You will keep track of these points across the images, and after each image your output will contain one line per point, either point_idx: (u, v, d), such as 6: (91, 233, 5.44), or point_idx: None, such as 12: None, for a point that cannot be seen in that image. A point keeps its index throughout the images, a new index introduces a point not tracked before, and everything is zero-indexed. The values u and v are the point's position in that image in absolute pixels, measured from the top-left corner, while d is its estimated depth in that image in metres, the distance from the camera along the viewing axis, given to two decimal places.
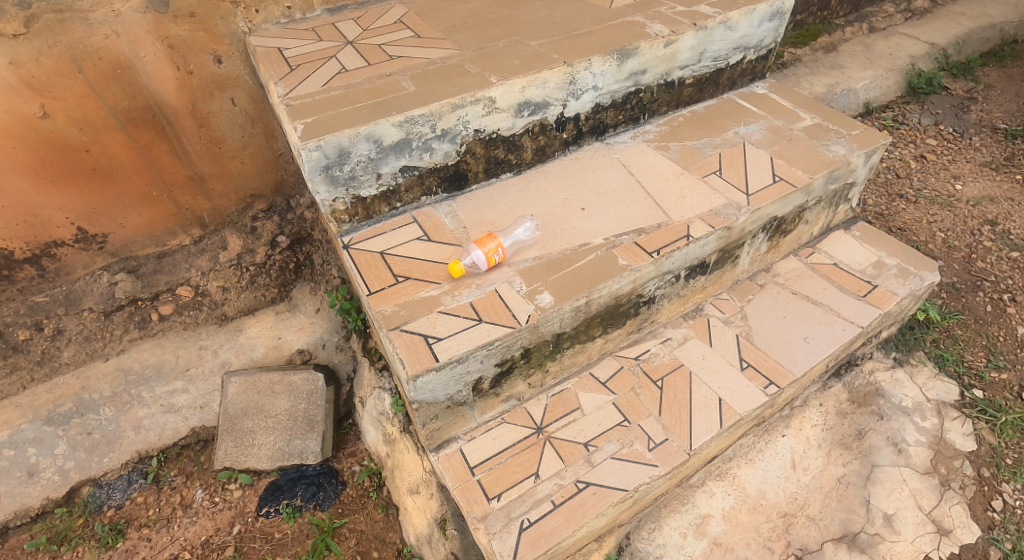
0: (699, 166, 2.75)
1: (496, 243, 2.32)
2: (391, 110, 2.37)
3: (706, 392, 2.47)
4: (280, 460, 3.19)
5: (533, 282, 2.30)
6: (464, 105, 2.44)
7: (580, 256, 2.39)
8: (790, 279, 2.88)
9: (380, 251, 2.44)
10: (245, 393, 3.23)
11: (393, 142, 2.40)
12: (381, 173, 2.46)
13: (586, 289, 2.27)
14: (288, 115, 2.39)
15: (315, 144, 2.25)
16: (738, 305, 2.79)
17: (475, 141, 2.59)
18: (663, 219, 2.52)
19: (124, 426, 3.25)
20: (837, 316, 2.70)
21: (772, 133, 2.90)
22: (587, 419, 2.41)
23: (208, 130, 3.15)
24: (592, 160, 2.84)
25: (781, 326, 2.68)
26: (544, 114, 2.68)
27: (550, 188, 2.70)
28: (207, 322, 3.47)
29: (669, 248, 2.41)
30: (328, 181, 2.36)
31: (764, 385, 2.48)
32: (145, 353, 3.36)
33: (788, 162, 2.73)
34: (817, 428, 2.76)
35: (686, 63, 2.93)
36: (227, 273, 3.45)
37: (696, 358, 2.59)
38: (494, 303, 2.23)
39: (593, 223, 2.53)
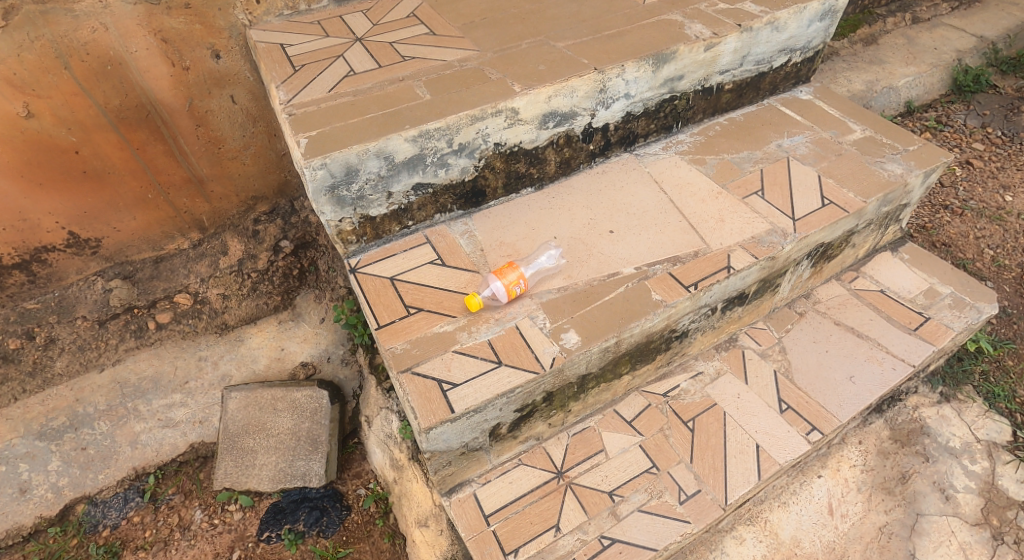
0: (739, 184, 2.51)
1: (519, 274, 2.11)
2: (403, 123, 2.14)
3: (742, 437, 2.28)
4: (283, 482, 3.04)
5: (557, 318, 2.09)
6: (484, 117, 2.21)
7: (608, 289, 2.18)
8: (833, 307, 2.66)
9: (391, 277, 2.24)
10: (246, 409, 3.07)
11: (405, 158, 2.17)
12: (392, 191, 2.24)
13: (616, 328, 2.07)
14: (290, 126, 2.16)
15: (320, 162, 2.03)
16: (776, 336, 2.58)
17: (495, 155, 2.35)
18: (701, 246, 2.29)
19: (120, 441, 3.10)
20: (886, 353, 2.48)
21: (819, 147, 2.65)
22: (612, 464, 2.24)
23: (206, 129, 2.92)
24: (620, 175, 2.60)
25: (824, 361, 2.47)
26: (571, 125, 2.44)
27: (576, 206, 2.48)
28: (207, 331, 3.28)
29: (708, 281, 2.18)
30: (335, 201, 2.15)
31: (805, 430, 2.28)
32: (142, 364, 3.19)
33: (838, 182, 2.48)
34: (857, 471, 2.57)
35: (726, 67, 2.66)
36: (227, 280, 3.26)
37: (731, 398, 2.39)
38: (515, 343, 2.03)
39: (622, 248, 2.30)
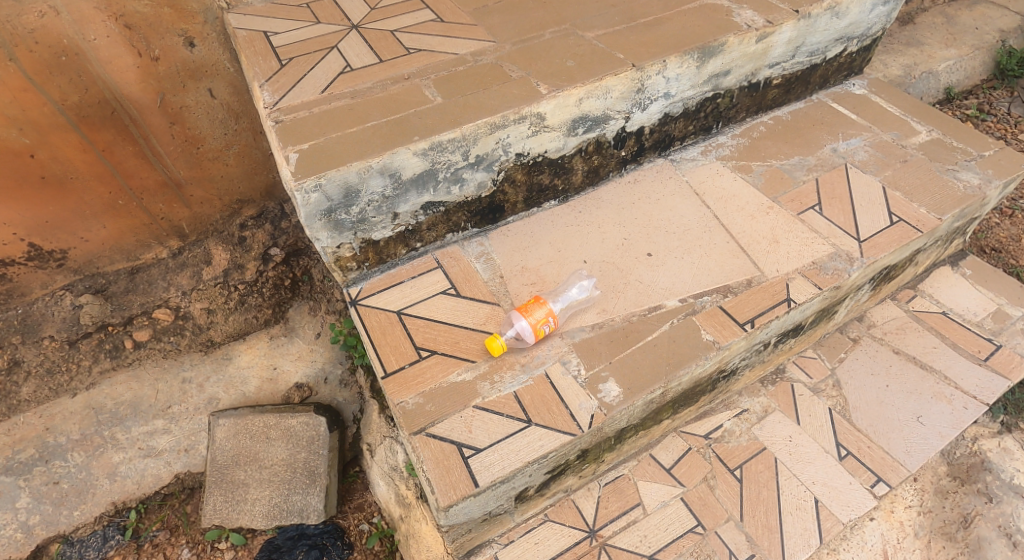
0: (793, 198, 2.21)
1: (548, 312, 1.80)
2: (412, 133, 1.81)
3: (798, 490, 2.06)
4: (278, 518, 2.76)
5: (593, 364, 1.81)
6: (506, 124, 1.88)
7: (650, 326, 1.88)
8: (889, 332, 2.41)
9: (398, 311, 1.94)
10: (236, 438, 2.78)
11: (414, 174, 1.84)
12: (398, 212, 1.92)
13: (662, 377, 1.78)
14: (276, 136, 1.81)
15: (315, 182, 1.70)
16: (830, 368, 2.33)
17: (517, 166, 2.02)
18: (754, 274, 2.00)
19: (97, 473, 2.80)
20: (954, 389, 2.26)
21: (880, 152, 2.33)
22: (651, 521, 2.01)
23: (182, 127, 2.53)
24: (655, 185, 2.27)
25: (886, 399, 2.24)
26: (602, 130, 2.11)
27: (607, 222, 2.16)
28: (190, 349, 2.94)
29: (766, 317, 1.89)
30: (332, 225, 1.83)
31: (870, 482, 2.07)
32: (119, 388, 2.86)
33: (906, 195, 2.18)
34: (914, 512, 2.32)
35: (777, 60, 2.32)
36: (211, 293, 2.88)
37: (782, 441, 2.16)
38: (546, 397, 1.74)
39: (663, 276, 2.01)
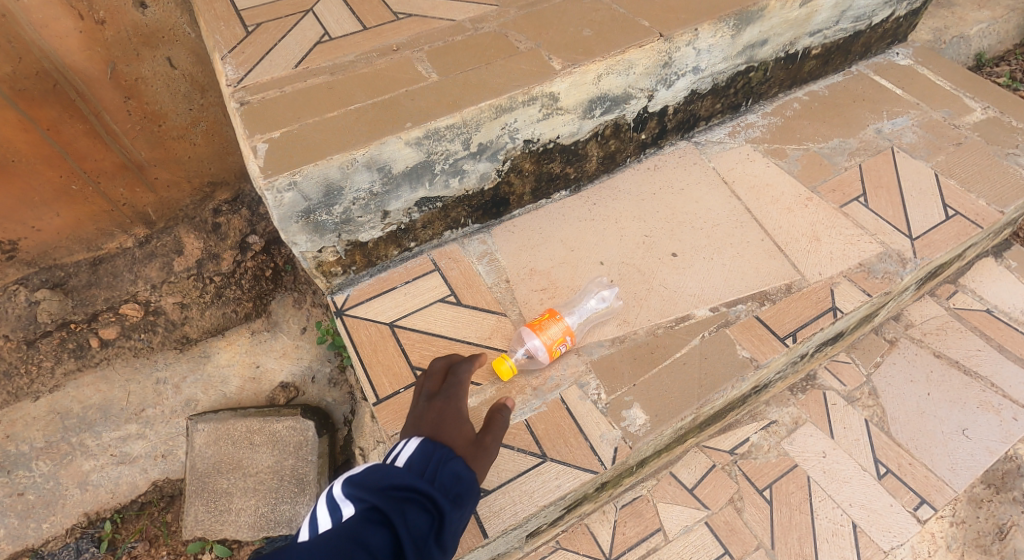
0: (834, 187, 1.96)
1: (565, 330, 1.57)
2: (403, 118, 1.52)
3: (835, 513, 1.88)
4: (266, 530, 2.36)
5: (614, 386, 1.60)
6: (513, 107, 1.61)
7: (677, 343, 1.66)
8: (929, 332, 2.21)
9: (391, 323, 1.70)
10: (217, 445, 2.39)
11: (406, 167, 1.57)
12: (389, 210, 1.65)
13: (694, 402, 1.57)
14: (240, 121, 1.50)
15: (289, 180, 1.43)
16: (864, 375, 2.13)
17: (524, 155, 1.75)
18: (794, 277, 1.78)
19: (66, 483, 2.39)
20: (1002, 398, 2.09)
21: (930, 133, 2.08)
22: (674, 549, 1.83)
23: (139, 101, 2.07)
24: (679, 172, 2.00)
25: (927, 410, 2.06)
26: (622, 110, 1.84)
27: (626, 215, 1.91)
28: (164, 348, 2.52)
29: (809, 330, 1.69)
30: (311, 228, 1.56)
31: (913, 503, 1.90)
32: (87, 391, 2.45)
33: (963, 184, 1.95)
34: (943, 520, 1.91)
35: (819, 27, 2.04)
36: (185, 285, 2.46)
37: (815, 458, 1.97)
38: (562, 427, 1.54)
39: (691, 280, 1.77)
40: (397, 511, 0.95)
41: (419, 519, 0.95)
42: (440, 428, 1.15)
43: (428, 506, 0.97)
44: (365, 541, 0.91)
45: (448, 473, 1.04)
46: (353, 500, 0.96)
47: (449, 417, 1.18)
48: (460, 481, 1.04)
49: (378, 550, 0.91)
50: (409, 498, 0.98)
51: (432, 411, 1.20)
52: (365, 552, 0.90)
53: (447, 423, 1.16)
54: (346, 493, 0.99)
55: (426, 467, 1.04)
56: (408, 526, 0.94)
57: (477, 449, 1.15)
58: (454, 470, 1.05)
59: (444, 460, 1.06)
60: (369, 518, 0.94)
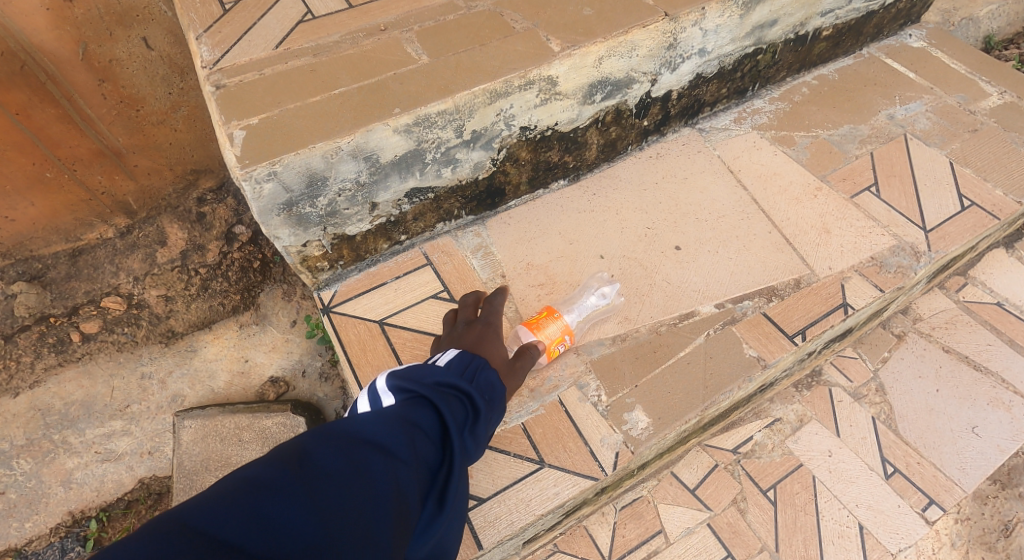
0: (845, 176, 1.88)
1: (565, 329, 1.48)
2: (391, 104, 1.42)
3: (840, 515, 1.82)
4: None
5: (615, 387, 1.52)
6: (508, 92, 1.51)
7: (681, 341, 1.59)
8: (938, 326, 2.13)
9: (381, 321, 1.62)
10: (205, 441, 2.12)
11: (395, 157, 1.48)
12: (377, 201, 1.55)
13: (699, 404, 1.50)
14: (216, 107, 1.40)
15: (269, 170, 1.34)
16: (871, 371, 2.05)
17: (520, 143, 1.66)
18: (803, 272, 1.70)
19: (49, 481, 2.15)
20: (1013, 394, 2.02)
21: (944, 118, 2.00)
22: (675, 552, 1.76)
23: (115, 84, 1.87)
24: (682, 160, 1.91)
25: (936, 407, 1.99)
26: (624, 95, 1.74)
27: (628, 206, 1.82)
28: (149, 341, 2.30)
29: (818, 328, 1.61)
30: (294, 221, 1.47)
31: (921, 504, 1.84)
32: (69, 386, 2.25)
33: (979, 173, 1.88)
34: (949, 517, 1.87)
35: (831, 7, 1.94)
36: (169, 278, 2.24)
37: (820, 457, 1.90)
38: (560, 430, 1.47)
39: (695, 275, 1.69)
40: (445, 399, 1.03)
41: (462, 407, 1.05)
42: (480, 345, 1.23)
43: (468, 399, 1.07)
44: (418, 421, 0.97)
45: (484, 378, 1.14)
46: (402, 388, 1.03)
47: (487, 336, 1.26)
48: (494, 387, 1.15)
49: (429, 428, 0.98)
50: (453, 390, 1.07)
51: (470, 333, 1.27)
52: (419, 429, 0.97)
53: (483, 345, 1.24)
54: (391, 384, 1.05)
55: (464, 369, 1.13)
56: (454, 410, 1.03)
57: (506, 368, 1.25)
58: (488, 378, 1.15)
59: (479, 369, 1.15)
60: (420, 401, 1.01)
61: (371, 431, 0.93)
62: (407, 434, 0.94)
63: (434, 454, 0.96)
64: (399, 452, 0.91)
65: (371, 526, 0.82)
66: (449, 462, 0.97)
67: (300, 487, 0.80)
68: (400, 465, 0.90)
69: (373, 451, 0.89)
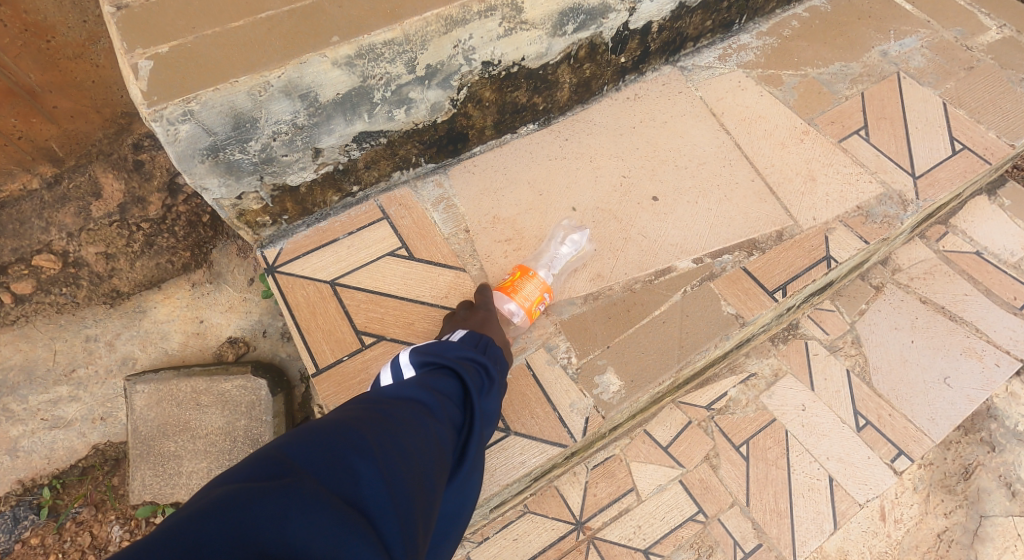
0: (833, 118, 1.76)
1: (540, 288, 1.37)
2: (327, 31, 1.25)
3: (811, 468, 1.79)
4: None
5: (586, 349, 1.43)
6: (465, 20, 1.34)
7: (656, 299, 1.49)
8: (917, 277, 2.06)
9: (332, 281, 1.50)
10: (160, 407, 2.00)
11: (337, 95, 1.31)
12: (321, 146, 1.39)
13: (672, 364, 1.42)
14: (117, 32, 1.20)
15: (183, 109, 1.17)
16: (849, 323, 1.98)
17: (483, 80, 1.49)
18: (786, 223, 1.60)
19: None
20: (986, 344, 1.98)
21: (939, 56, 1.88)
22: (646, 509, 1.72)
23: (15, 9, 1.60)
24: (661, 102, 1.77)
25: (911, 359, 1.94)
26: (599, 27, 1.57)
27: (603, 153, 1.68)
28: (91, 302, 2.12)
29: (799, 282, 1.53)
30: (224, 169, 1.31)
31: (890, 456, 1.82)
32: (5, 351, 2.08)
33: (972, 115, 1.78)
34: (914, 464, 1.87)
35: None
36: (108, 234, 2.01)
37: (794, 412, 1.85)
38: (526, 395, 1.38)
39: (672, 228, 1.58)
40: (465, 368, 1.09)
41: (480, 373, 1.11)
42: (485, 326, 1.27)
43: (484, 367, 1.13)
44: (445, 385, 1.03)
45: (494, 349, 1.20)
46: (422, 362, 1.08)
47: (489, 318, 1.30)
48: (502, 357, 1.22)
49: (454, 391, 1.04)
50: (469, 359, 1.12)
51: (475, 317, 1.30)
52: (447, 394, 1.03)
53: (486, 325, 1.28)
54: (412, 359, 1.10)
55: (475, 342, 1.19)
56: (473, 377, 1.08)
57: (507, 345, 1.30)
58: (496, 349, 1.21)
59: (487, 344, 1.20)
60: (441, 370, 1.06)
61: (406, 395, 0.98)
62: (437, 398, 0.99)
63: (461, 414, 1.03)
64: (434, 413, 0.97)
65: (422, 475, 0.87)
66: (473, 422, 1.03)
67: (362, 437, 0.85)
68: (436, 423, 0.96)
69: (415, 409, 0.95)
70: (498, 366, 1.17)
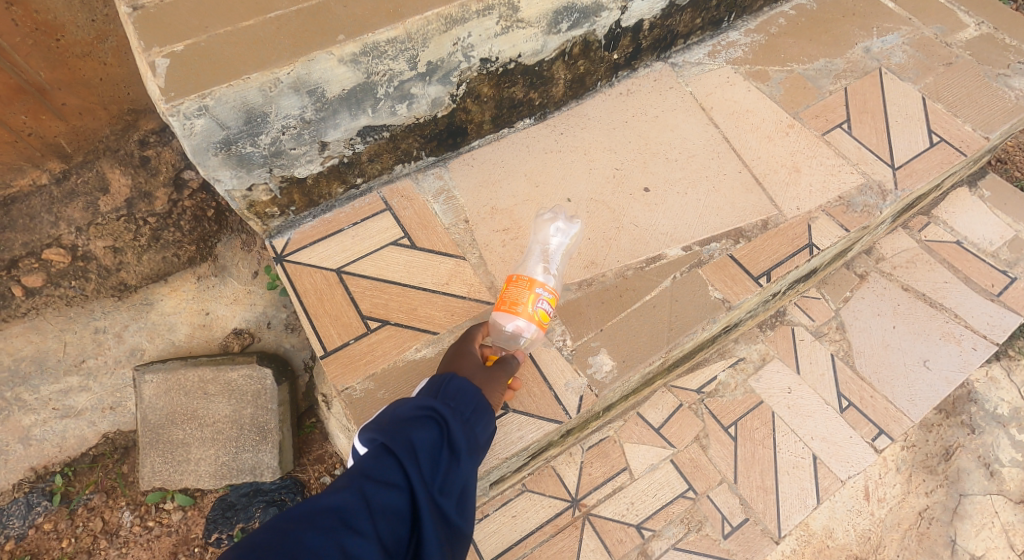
0: (817, 113, 1.84)
1: (528, 290, 1.24)
2: (334, 30, 1.32)
3: (797, 447, 1.87)
4: (228, 478, 2.08)
5: (581, 333, 1.51)
6: (464, 18, 1.41)
7: (647, 285, 1.57)
8: (899, 266, 2.14)
9: (338, 269, 1.57)
10: (168, 396, 2.06)
11: (342, 91, 1.38)
12: (327, 140, 1.46)
13: (662, 346, 1.50)
14: (134, 32, 1.27)
15: (198, 104, 1.24)
16: (834, 310, 2.06)
17: (481, 76, 1.56)
18: (771, 213, 1.67)
19: (6, 438, 2.09)
20: (964, 329, 2.06)
21: (920, 52, 1.95)
22: (639, 487, 1.80)
23: (26, 9, 1.64)
24: (653, 98, 1.84)
25: (893, 343, 2.02)
26: (592, 25, 1.64)
27: (596, 147, 1.76)
28: (100, 295, 2.18)
29: (783, 268, 1.60)
30: (235, 161, 1.38)
31: (871, 435, 1.90)
32: (17, 342, 2.12)
33: (949, 109, 1.85)
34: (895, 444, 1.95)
35: None
36: (116, 228, 2.07)
37: (781, 394, 1.93)
38: (523, 376, 1.46)
39: (663, 218, 1.66)
40: (403, 435, 0.98)
41: (431, 451, 0.98)
42: (457, 361, 1.21)
43: (440, 431, 1.00)
44: (378, 478, 0.93)
45: (454, 393, 1.08)
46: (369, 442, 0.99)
47: (461, 352, 1.24)
48: (470, 397, 1.09)
49: (391, 483, 0.93)
50: (414, 419, 1.01)
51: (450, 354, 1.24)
52: (381, 487, 0.92)
53: (455, 361, 1.22)
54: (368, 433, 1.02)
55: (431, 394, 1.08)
56: (417, 458, 0.96)
57: (482, 374, 1.18)
58: (459, 387, 1.10)
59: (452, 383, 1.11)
60: (382, 451, 0.96)
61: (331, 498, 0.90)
62: (361, 497, 0.90)
63: (397, 513, 0.91)
64: (354, 521, 0.88)
65: None
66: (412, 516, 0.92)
67: None
68: (351, 537, 0.87)
69: (330, 523, 0.88)
70: (458, 416, 1.04)
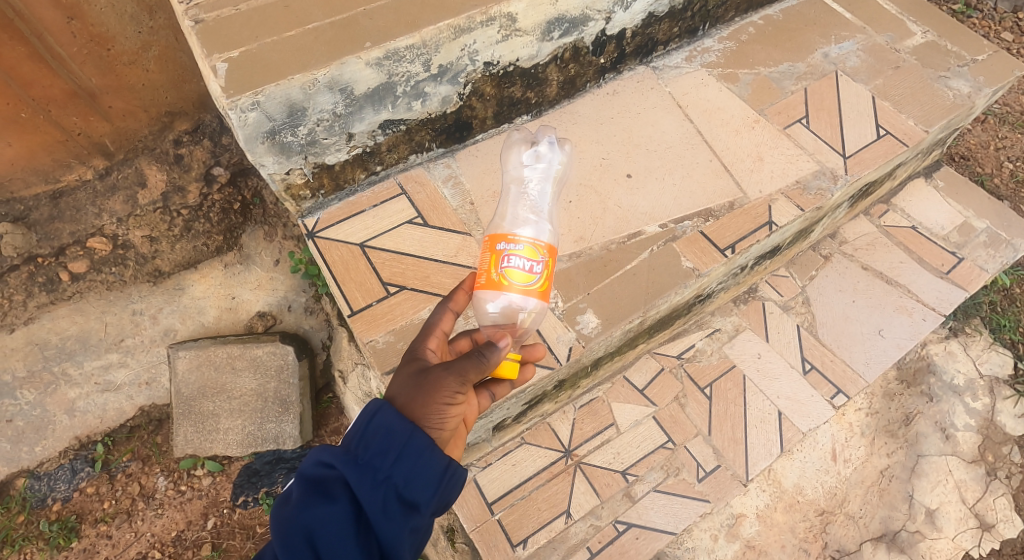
0: (780, 109, 2.09)
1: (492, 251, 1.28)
2: (362, 38, 1.58)
3: (764, 404, 2.11)
4: (254, 446, 2.32)
5: (571, 296, 1.76)
6: (471, 28, 1.67)
7: (629, 256, 1.82)
8: (860, 248, 2.39)
9: (362, 244, 1.82)
10: (200, 370, 2.30)
11: (368, 89, 1.64)
12: (353, 132, 1.72)
13: (640, 307, 1.75)
14: (197, 41, 1.53)
15: (251, 100, 1.49)
16: (800, 286, 2.31)
17: (485, 78, 1.82)
18: (737, 195, 1.92)
19: (54, 410, 2.31)
20: (917, 302, 2.30)
21: (872, 56, 2.21)
22: (624, 439, 2.04)
23: (83, 22, 1.84)
24: (635, 97, 2.10)
25: (852, 315, 2.26)
26: (581, 33, 1.90)
27: (585, 139, 2.01)
28: (137, 281, 2.37)
29: (746, 242, 1.85)
30: (277, 149, 1.63)
31: (831, 394, 2.13)
32: (63, 322, 2.30)
33: (895, 106, 2.11)
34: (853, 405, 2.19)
35: None
36: (152, 219, 2.29)
37: (751, 358, 2.18)
38: None
39: (643, 200, 1.91)
40: (300, 524, 1.02)
41: (328, 540, 1.02)
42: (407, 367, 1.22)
43: (338, 516, 1.03)
44: None
45: (368, 445, 1.08)
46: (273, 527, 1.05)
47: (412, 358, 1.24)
48: (391, 440, 1.08)
49: None
50: (323, 491, 1.05)
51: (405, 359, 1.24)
52: None
53: (402, 370, 1.21)
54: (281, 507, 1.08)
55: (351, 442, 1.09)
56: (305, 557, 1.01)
57: (416, 386, 1.15)
58: (381, 427, 1.09)
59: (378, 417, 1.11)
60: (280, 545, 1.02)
61: None
62: None
63: None
64: None
65: None
66: None
67: None
68: None
69: None
70: (371, 476, 1.06)
